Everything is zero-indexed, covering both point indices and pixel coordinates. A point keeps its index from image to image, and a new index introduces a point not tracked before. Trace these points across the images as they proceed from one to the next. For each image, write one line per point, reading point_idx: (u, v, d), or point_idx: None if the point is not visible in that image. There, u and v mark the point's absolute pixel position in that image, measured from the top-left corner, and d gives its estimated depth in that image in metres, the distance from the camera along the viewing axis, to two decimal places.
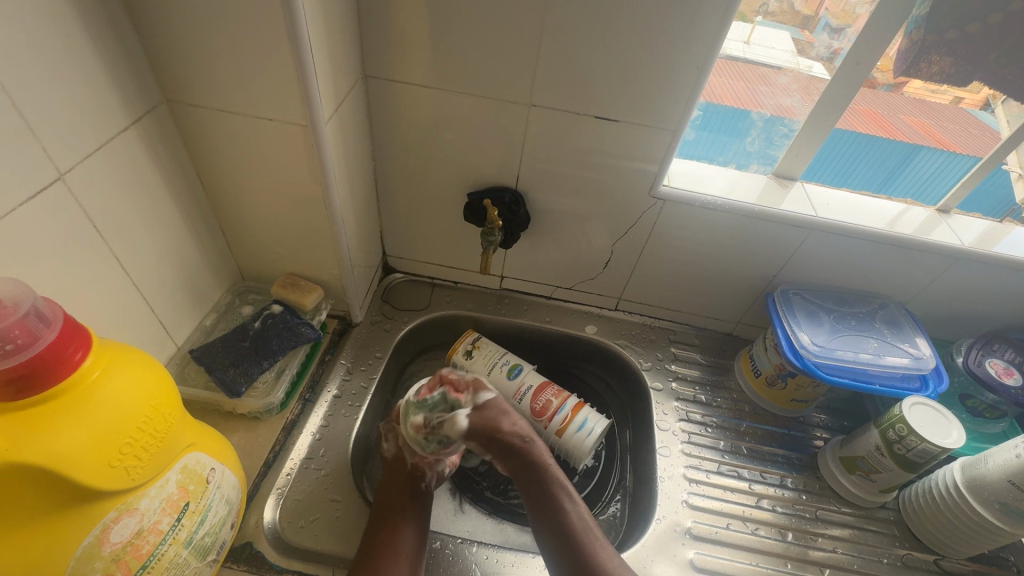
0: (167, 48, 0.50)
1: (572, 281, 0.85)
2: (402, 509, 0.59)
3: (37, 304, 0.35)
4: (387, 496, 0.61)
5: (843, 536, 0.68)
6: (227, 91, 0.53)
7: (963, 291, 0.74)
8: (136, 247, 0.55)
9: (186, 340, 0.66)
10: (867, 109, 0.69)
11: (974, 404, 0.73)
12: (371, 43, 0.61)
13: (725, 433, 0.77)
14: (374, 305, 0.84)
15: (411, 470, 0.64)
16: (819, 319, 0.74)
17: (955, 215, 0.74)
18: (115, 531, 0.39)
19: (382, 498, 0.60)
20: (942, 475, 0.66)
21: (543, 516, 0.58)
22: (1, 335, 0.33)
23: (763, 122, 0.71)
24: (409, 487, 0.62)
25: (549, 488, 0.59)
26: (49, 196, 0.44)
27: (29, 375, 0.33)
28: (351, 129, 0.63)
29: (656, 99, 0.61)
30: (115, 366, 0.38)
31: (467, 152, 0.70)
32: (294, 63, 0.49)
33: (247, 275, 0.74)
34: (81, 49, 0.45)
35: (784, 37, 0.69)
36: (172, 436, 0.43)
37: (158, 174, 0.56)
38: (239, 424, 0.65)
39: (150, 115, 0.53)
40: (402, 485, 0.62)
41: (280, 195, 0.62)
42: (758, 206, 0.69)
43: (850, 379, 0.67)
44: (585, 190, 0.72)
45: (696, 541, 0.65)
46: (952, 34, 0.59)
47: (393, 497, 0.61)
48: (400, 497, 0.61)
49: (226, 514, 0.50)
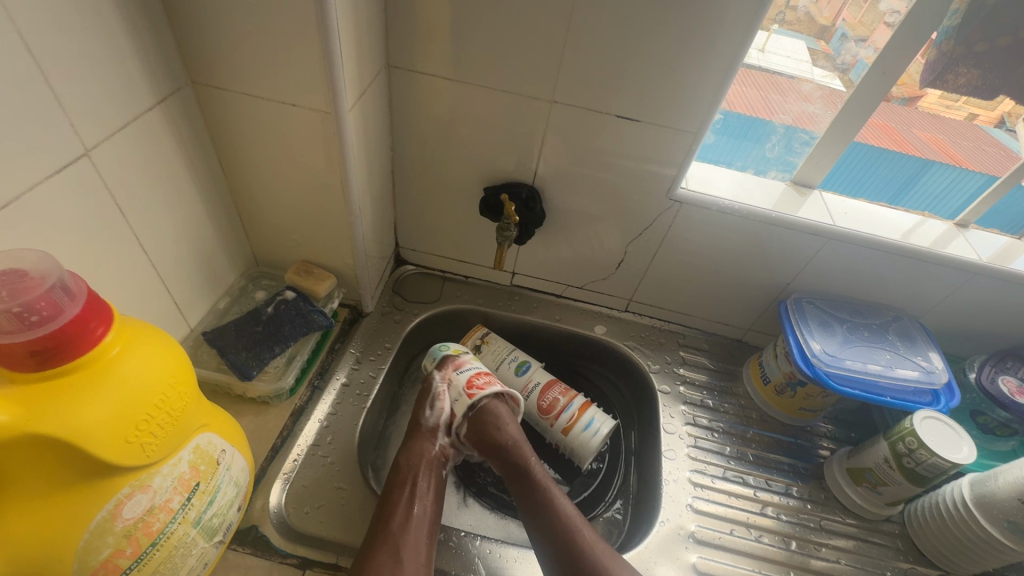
0: (194, 28, 0.50)
1: (583, 280, 0.85)
2: (424, 485, 0.61)
3: (62, 278, 0.35)
4: (412, 469, 0.62)
5: (845, 547, 0.67)
6: (252, 75, 0.53)
7: (979, 306, 0.74)
8: (155, 227, 0.55)
9: (199, 323, 0.66)
10: (882, 124, 0.68)
11: (985, 421, 0.72)
12: (395, 34, 0.61)
13: (731, 439, 0.76)
14: (384, 296, 0.84)
15: (435, 455, 0.65)
16: (831, 329, 0.73)
17: (973, 230, 0.73)
18: (128, 506, 0.39)
19: (403, 473, 0.62)
20: (950, 490, 0.66)
21: (538, 518, 0.60)
22: (26, 306, 0.33)
23: (783, 129, 0.70)
24: (432, 466, 0.64)
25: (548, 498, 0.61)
26: (74, 172, 0.44)
27: (52, 347, 0.33)
28: (371, 118, 0.63)
29: (680, 101, 0.61)
30: (136, 343, 0.39)
31: (486, 146, 0.70)
32: (321, 48, 0.49)
33: (261, 261, 0.74)
34: (112, 26, 0.45)
35: (800, 46, 0.68)
36: (188, 415, 0.43)
37: (179, 156, 0.56)
38: (247, 408, 0.65)
39: (175, 96, 0.54)
40: (425, 461, 0.64)
41: (299, 182, 0.62)
42: (776, 213, 0.69)
43: (861, 391, 0.67)
44: (602, 189, 0.71)
45: (700, 545, 0.65)
46: (981, 46, 0.59)
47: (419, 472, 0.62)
48: (426, 470, 0.63)
49: (234, 496, 0.51)
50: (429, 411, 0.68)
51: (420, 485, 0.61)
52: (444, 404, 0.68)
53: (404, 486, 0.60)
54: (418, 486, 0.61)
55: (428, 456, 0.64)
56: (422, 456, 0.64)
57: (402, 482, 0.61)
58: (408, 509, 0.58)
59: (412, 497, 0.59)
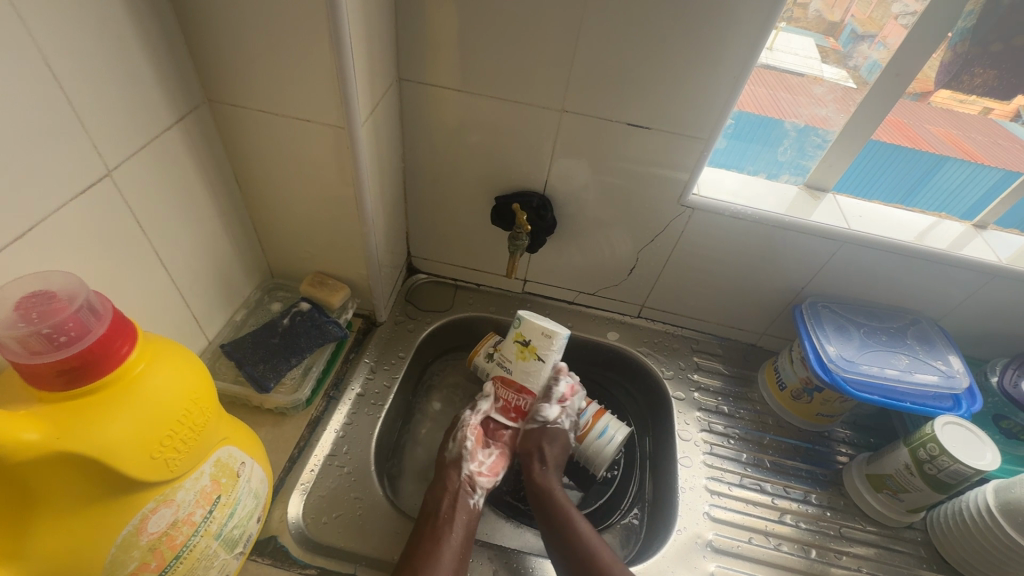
0: (211, 48, 0.52)
1: (595, 287, 0.85)
2: (450, 516, 0.61)
3: (89, 298, 0.36)
4: (437, 501, 0.62)
5: (867, 555, 0.66)
6: (267, 91, 0.54)
7: (1001, 309, 0.73)
8: (174, 243, 0.56)
9: (217, 335, 0.67)
10: (895, 121, 0.67)
11: (1009, 425, 0.71)
12: (405, 47, 0.62)
13: (748, 446, 0.76)
14: (397, 305, 0.84)
15: (461, 484, 0.65)
16: (848, 333, 0.73)
17: (991, 231, 0.72)
18: (152, 521, 0.40)
19: (430, 505, 0.62)
20: (973, 496, 0.65)
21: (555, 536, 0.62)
22: (55, 327, 0.34)
23: (796, 132, 0.70)
24: (457, 500, 0.63)
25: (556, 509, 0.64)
26: (97, 192, 0.45)
27: (79, 366, 0.34)
28: (383, 131, 0.64)
29: (690, 108, 0.61)
30: (159, 360, 0.39)
31: (496, 156, 0.70)
32: (334, 66, 0.50)
33: (276, 272, 0.75)
34: (132, 48, 0.46)
35: (808, 44, 0.67)
36: (209, 429, 0.44)
37: (197, 172, 0.57)
38: (265, 419, 0.66)
39: (193, 114, 0.55)
40: (450, 493, 0.64)
41: (313, 195, 0.63)
42: (789, 217, 0.68)
43: (880, 396, 0.66)
44: (614, 196, 0.71)
45: (717, 554, 0.64)
46: (997, 46, 0.59)
47: (443, 505, 0.62)
48: (450, 504, 0.62)
49: (253, 508, 0.51)
50: (452, 443, 0.69)
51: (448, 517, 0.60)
52: (467, 434, 0.68)
53: (431, 518, 0.60)
54: (444, 516, 0.60)
55: (452, 487, 0.64)
56: (446, 490, 0.64)
57: (432, 517, 0.60)
58: (438, 536, 0.58)
59: (438, 528, 0.59)
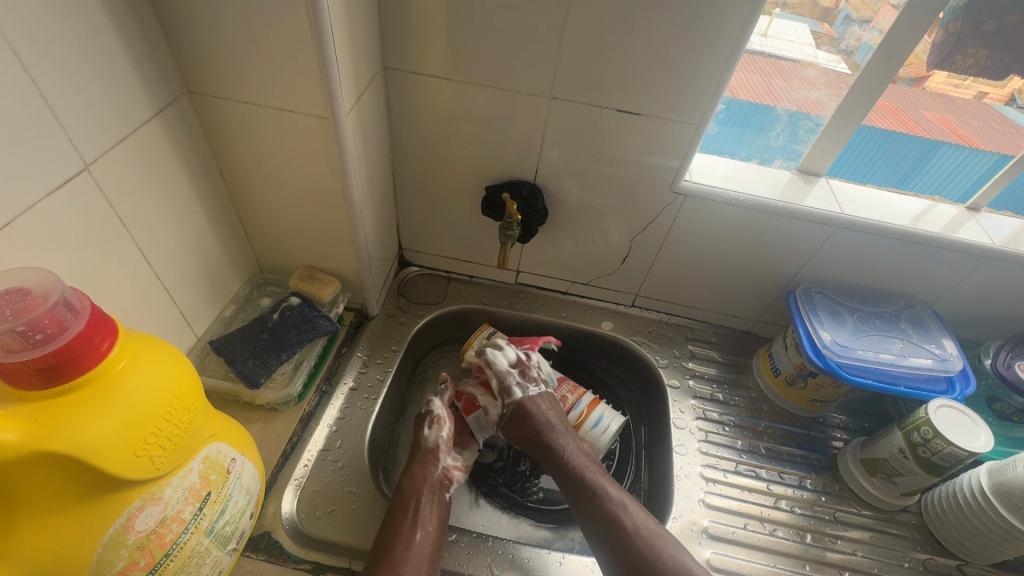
0: (188, 39, 0.50)
1: (588, 277, 0.84)
2: (427, 508, 0.59)
3: (65, 295, 0.35)
4: (415, 492, 0.61)
5: (863, 538, 0.67)
6: (248, 82, 0.53)
7: (995, 292, 0.72)
8: (158, 239, 0.55)
9: (206, 331, 0.66)
10: (889, 105, 0.66)
11: (1002, 408, 0.71)
12: (390, 35, 0.61)
13: (743, 433, 0.76)
14: (389, 298, 0.84)
15: (438, 478, 0.64)
16: (842, 319, 0.72)
17: (984, 214, 0.72)
18: (140, 519, 0.39)
19: (407, 493, 0.60)
20: (966, 479, 0.65)
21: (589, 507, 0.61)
22: (30, 325, 0.33)
23: (788, 116, 0.69)
24: (435, 493, 0.62)
25: (589, 488, 0.62)
26: (74, 188, 0.44)
27: (57, 365, 0.33)
28: (369, 122, 0.63)
29: (680, 92, 0.60)
30: (141, 356, 0.39)
31: (485, 146, 0.69)
32: (316, 54, 0.49)
33: (265, 267, 0.75)
34: (105, 39, 0.45)
35: (802, 30, 0.67)
36: (195, 426, 0.43)
37: (179, 166, 0.56)
38: (256, 415, 0.65)
39: (172, 106, 0.54)
40: (428, 483, 0.62)
41: (300, 188, 0.62)
42: (782, 203, 0.68)
43: (873, 381, 0.66)
44: (606, 184, 0.71)
45: (713, 541, 0.65)
46: (990, 26, 0.58)
47: (422, 498, 0.60)
48: (428, 495, 0.61)
49: (246, 504, 0.51)
50: (429, 431, 0.67)
51: (424, 510, 0.59)
52: (445, 425, 0.68)
53: (405, 510, 0.58)
54: (421, 507, 0.59)
55: (430, 481, 0.63)
56: (424, 479, 0.62)
57: (403, 505, 0.59)
58: (412, 533, 0.56)
59: (415, 522, 0.57)
